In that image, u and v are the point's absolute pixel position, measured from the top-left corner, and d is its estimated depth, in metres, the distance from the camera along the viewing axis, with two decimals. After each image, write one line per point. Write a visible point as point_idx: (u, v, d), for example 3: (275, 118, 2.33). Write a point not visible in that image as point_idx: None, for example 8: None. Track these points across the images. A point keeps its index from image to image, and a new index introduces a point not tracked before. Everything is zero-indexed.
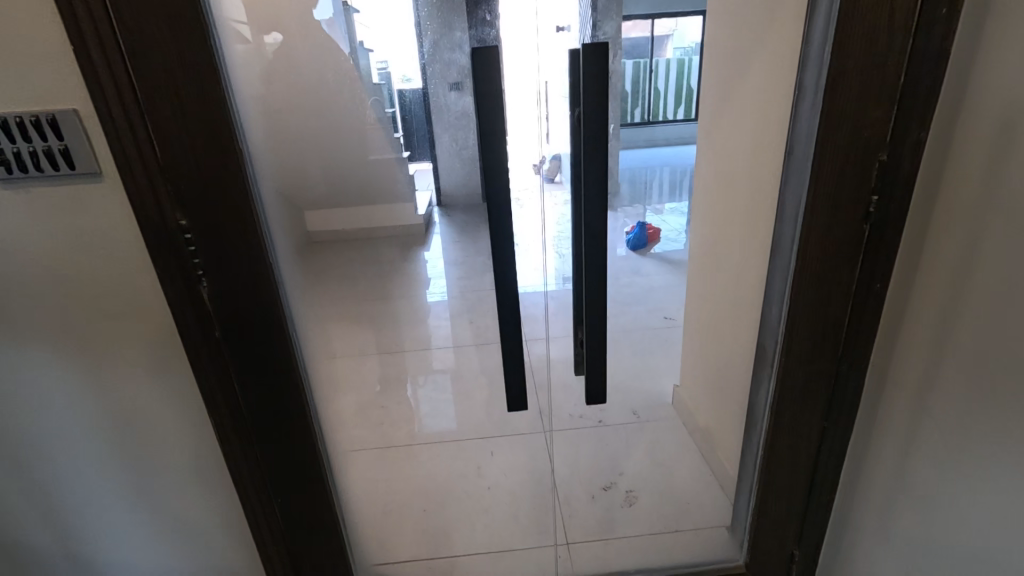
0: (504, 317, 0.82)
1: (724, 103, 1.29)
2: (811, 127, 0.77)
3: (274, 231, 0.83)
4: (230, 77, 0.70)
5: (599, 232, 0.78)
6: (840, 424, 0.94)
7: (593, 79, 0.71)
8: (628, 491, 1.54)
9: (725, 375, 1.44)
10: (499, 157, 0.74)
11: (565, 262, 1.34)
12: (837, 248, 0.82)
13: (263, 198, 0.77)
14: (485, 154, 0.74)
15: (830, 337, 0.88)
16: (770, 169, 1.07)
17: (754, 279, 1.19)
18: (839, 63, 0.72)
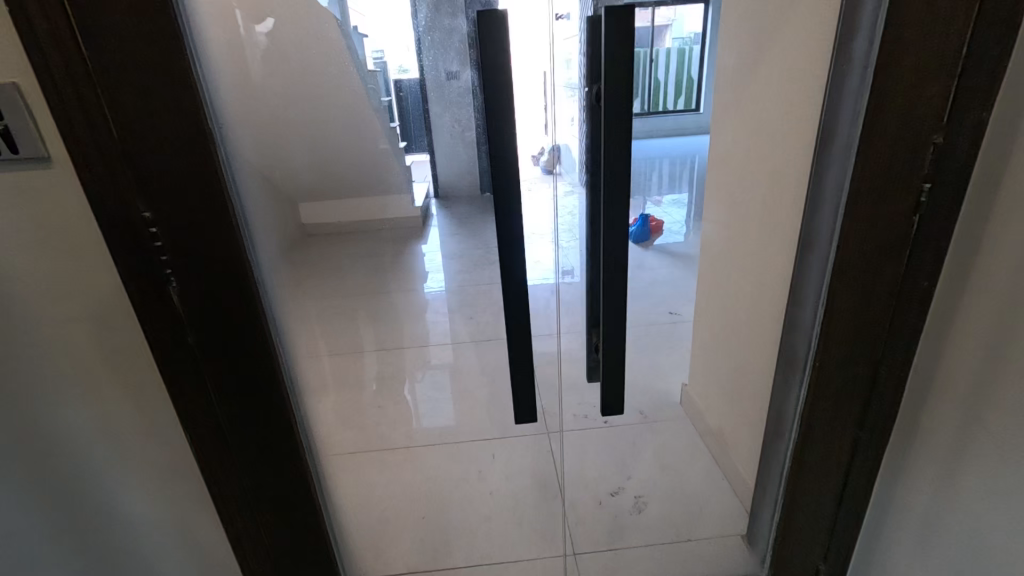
0: (509, 320, 0.73)
1: (743, 85, 1.20)
2: (857, 107, 0.69)
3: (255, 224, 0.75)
4: (199, 49, 0.62)
5: (619, 227, 0.69)
6: (875, 435, 0.86)
7: (613, 51, 0.62)
8: (637, 497, 1.46)
9: (739, 376, 1.37)
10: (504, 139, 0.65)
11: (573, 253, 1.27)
12: (881, 242, 0.74)
13: (239, 187, 0.69)
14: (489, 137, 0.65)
15: (868, 341, 0.80)
16: (798, 154, 0.98)
17: (774, 273, 1.12)
18: (891, 32, 0.63)
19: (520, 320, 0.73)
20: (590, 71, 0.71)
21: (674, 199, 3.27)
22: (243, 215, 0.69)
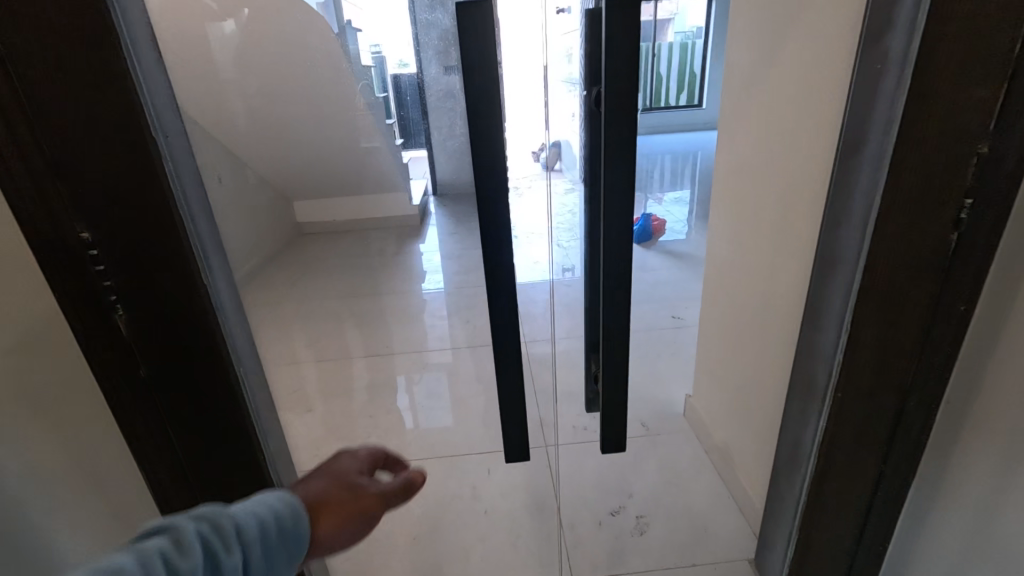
0: (500, 349, 0.65)
1: (753, 84, 1.11)
2: (891, 113, 0.61)
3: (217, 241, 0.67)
4: (143, 46, 0.53)
5: (623, 246, 0.62)
6: (900, 469, 0.79)
7: (615, 53, 0.54)
8: (639, 517, 1.39)
9: (745, 389, 1.30)
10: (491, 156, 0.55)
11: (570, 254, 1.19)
12: (913, 264, 0.66)
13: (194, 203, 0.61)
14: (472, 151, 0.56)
15: (895, 371, 0.73)
16: (817, 160, 0.90)
17: (786, 287, 1.05)
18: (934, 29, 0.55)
19: (510, 353, 0.65)
20: (588, 73, 0.63)
21: (676, 198, 3.20)
22: (198, 231, 0.61)
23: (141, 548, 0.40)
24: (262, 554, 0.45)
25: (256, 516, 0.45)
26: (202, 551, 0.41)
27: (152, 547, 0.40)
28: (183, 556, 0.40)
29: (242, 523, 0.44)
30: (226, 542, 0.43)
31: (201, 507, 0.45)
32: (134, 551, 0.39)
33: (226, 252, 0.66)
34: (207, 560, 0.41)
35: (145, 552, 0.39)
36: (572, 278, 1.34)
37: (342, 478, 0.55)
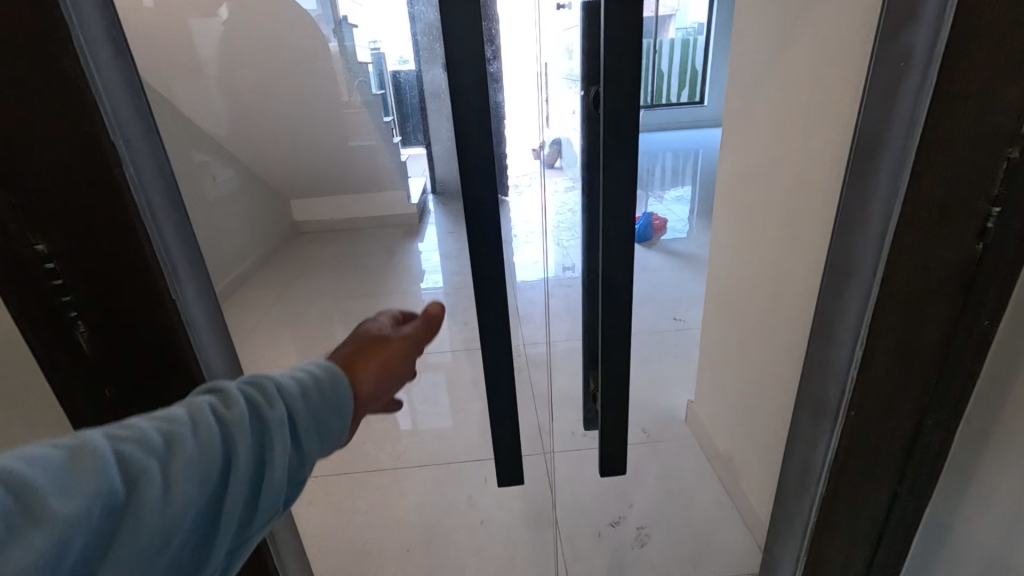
0: (492, 369, 0.61)
1: (761, 81, 1.07)
2: (912, 114, 0.56)
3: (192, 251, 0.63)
4: (101, 45, 0.49)
5: (625, 257, 0.58)
6: (916, 489, 0.75)
7: (615, 52, 0.49)
8: (640, 528, 1.35)
9: (750, 398, 1.26)
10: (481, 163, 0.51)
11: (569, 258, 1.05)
12: (934, 277, 0.62)
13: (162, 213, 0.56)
14: (457, 157, 0.52)
15: (911, 388, 0.69)
16: (829, 162, 0.86)
17: (794, 295, 1.01)
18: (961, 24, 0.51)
19: (502, 372, 0.61)
20: (587, 73, 0.59)
21: (678, 197, 3.15)
22: (167, 247, 0.56)
23: (193, 404, 0.43)
24: (306, 409, 0.47)
25: (295, 379, 0.48)
26: (247, 403, 0.44)
27: (201, 402, 0.43)
28: (229, 409, 0.43)
29: (283, 385, 0.47)
30: (269, 398, 0.45)
31: (247, 375, 0.48)
32: (187, 405, 0.43)
33: (200, 264, 0.62)
34: (253, 411, 0.44)
35: (194, 407, 0.43)
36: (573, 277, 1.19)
37: (362, 339, 0.58)
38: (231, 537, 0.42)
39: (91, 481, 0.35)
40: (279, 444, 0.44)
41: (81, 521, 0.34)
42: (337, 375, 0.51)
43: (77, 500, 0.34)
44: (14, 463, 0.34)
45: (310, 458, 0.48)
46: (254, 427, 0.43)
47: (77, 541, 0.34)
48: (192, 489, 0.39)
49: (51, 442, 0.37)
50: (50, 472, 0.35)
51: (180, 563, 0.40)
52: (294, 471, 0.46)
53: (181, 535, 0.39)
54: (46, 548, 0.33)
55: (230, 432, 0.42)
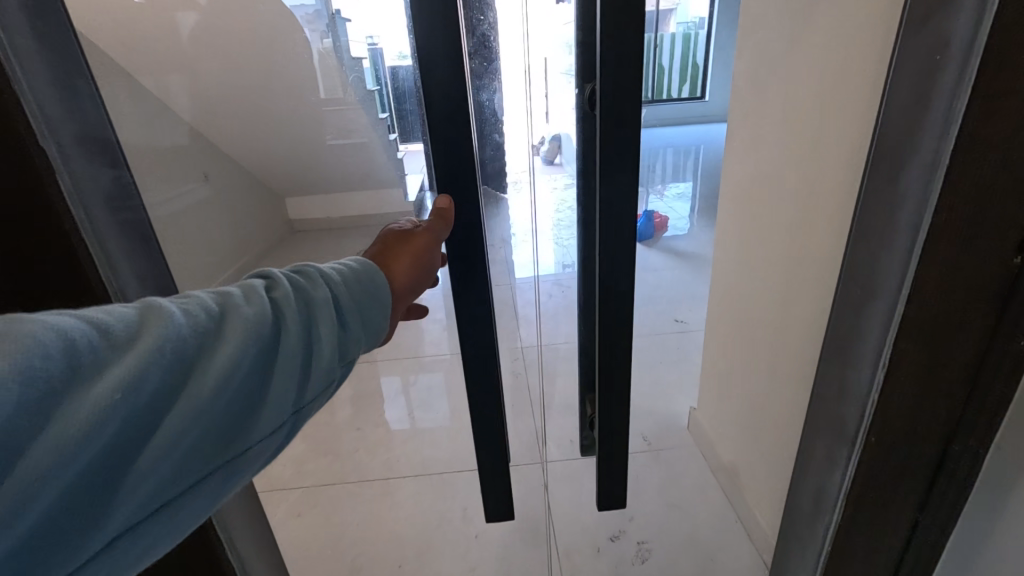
0: (476, 399, 0.55)
1: (768, 75, 1.00)
2: (947, 116, 0.50)
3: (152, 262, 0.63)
4: (33, 65, 0.48)
5: (624, 276, 0.52)
6: (938, 518, 0.70)
7: (617, 46, 0.43)
8: (640, 543, 1.29)
9: (756, 410, 1.21)
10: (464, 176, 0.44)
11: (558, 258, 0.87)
12: (964, 293, 0.57)
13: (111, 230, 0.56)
14: (436, 166, 0.46)
15: (936, 412, 0.63)
16: (844, 162, 0.80)
17: (805, 304, 0.95)
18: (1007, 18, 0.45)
19: (491, 403, 0.55)
20: (582, 68, 0.53)
21: (678, 192, 3.08)
22: (108, 256, 0.55)
23: (245, 285, 0.44)
24: (351, 295, 0.46)
25: (342, 266, 0.48)
26: (293, 285, 0.44)
27: (253, 283, 0.44)
28: (282, 284, 0.44)
29: (327, 272, 0.46)
30: (319, 277, 0.46)
31: (296, 266, 0.48)
32: (241, 286, 0.44)
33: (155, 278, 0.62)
34: (300, 292, 0.44)
35: (252, 282, 0.44)
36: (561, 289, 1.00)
37: (379, 239, 0.54)
38: (285, 409, 0.42)
39: (154, 331, 0.37)
40: (325, 322, 0.44)
41: (148, 362, 0.35)
42: (371, 265, 0.48)
43: (144, 345, 0.36)
44: (93, 314, 0.37)
45: (359, 346, 0.46)
46: (301, 305, 0.43)
47: (145, 384, 0.35)
48: (245, 353, 0.39)
49: (126, 304, 0.39)
50: (122, 324, 0.36)
51: (238, 428, 0.40)
52: (344, 355, 0.45)
53: (239, 393, 0.39)
54: (117, 385, 0.34)
55: (283, 301, 0.43)
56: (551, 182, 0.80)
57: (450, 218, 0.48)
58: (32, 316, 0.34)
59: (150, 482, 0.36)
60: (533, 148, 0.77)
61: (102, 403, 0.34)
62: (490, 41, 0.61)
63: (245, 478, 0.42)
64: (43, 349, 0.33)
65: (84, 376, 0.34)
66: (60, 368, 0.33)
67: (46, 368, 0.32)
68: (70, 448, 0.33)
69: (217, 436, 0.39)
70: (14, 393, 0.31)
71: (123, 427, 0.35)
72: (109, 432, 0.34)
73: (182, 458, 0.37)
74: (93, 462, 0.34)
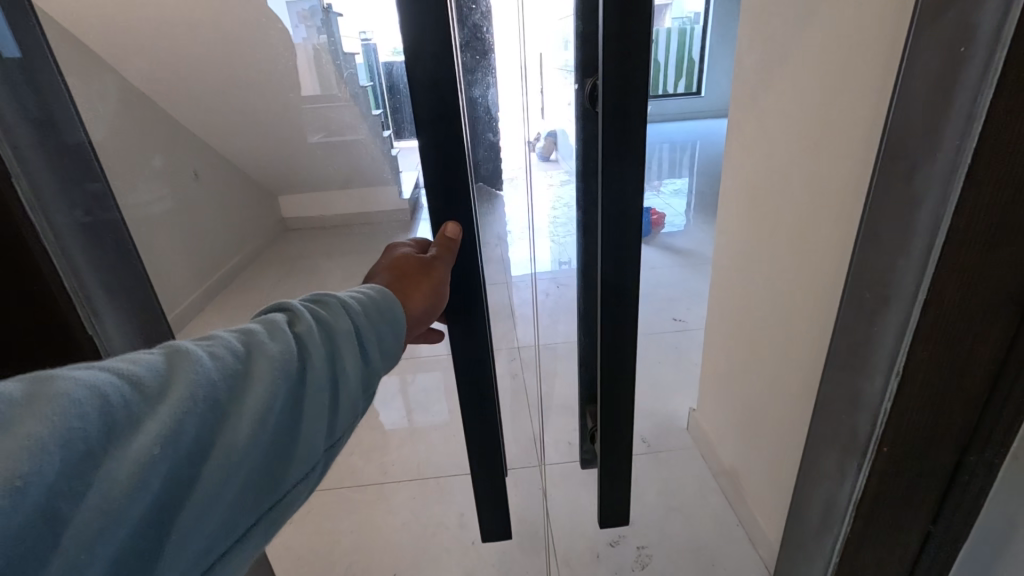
0: (472, 416, 0.52)
1: (772, 70, 0.97)
2: (972, 114, 0.47)
3: (113, 271, 0.63)
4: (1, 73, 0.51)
5: (626, 284, 0.49)
6: (952, 530, 0.68)
7: (622, 38, 0.40)
8: (641, 548, 1.27)
9: (758, 413, 1.18)
10: (455, 180, 0.41)
11: (557, 260, 0.84)
12: (986, 300, 0.54)
13: (71, 233, 0.57)
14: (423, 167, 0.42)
15: (952, 422, 0.61)
16: (854, 160, 0.77)
17: (810, 306, 0.92)
18: None
19: (488, 420, 0.52)
20: (582, 62, 0.50)
21: (675, 189, 3.06)
22: (69, 256, 0.56)
23: (263, 319, 0.41)
24: (371, 324, 0.43)
25: (358, 293, 0.45)
26: (315, 317, 0.41)
27: (272, 317, 0.41)
28: (303, 318, 0.41)
29: (344, 300, 0.43)
30: (338, 308, 0.43)
31: (309, 295, 0.45)
32: (259, 321, 0.40)
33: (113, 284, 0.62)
34: (322, 324, 0.41)
35: (269, 318, 0.40)
36: (560, 288, 0.96)
37: (395, 260, 0.50)
38: (319, 447, 0.39)
39: (185, 378, 0.34)
40: (350, 354, 0.41)
41: (182, 417, 0.32)
42: (387, 296, 0.45)
43: (177, 394, 0.33)
44: (115, 364, 0.33)
45: (378, 374, 0.44)
46: (326, 338, 0.40)
47: (182, 436, 0.32)
48: (276, 393, 0.36)
49: (146, 351, 0.35)
50: (150, 372, 0.33)
51: (275, 472, 0.37)
52: (368, 386, 0.43)
53: (273, 438, 0.37)
54: (155, 440, 0.31)
55: (307, 338, 0.40)
56: (548, 179, 0.76)
57: (455, 250, 0.44)
58: (51, 373, 0.31)
59: (198, 541, 0.33)
60: (530, 144, 0.74)
61: (139, 466, 0.30)
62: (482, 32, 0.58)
63: (282, 522, 0.39)
64: (75, 408, 0.29)
65: (119, 433, 0.30)
66: (93, 427, 0.30)
67: (81, 429, 0.29)
68: (113, 514, 0.29)
69: (257, 482, 0.36)
70: (50, 462, 0.28)
71: (165, 486, 0.32)
72: (148, 498, 0.31)
73: (221, 516, 0.34)
74: (137, 527, 0.31)
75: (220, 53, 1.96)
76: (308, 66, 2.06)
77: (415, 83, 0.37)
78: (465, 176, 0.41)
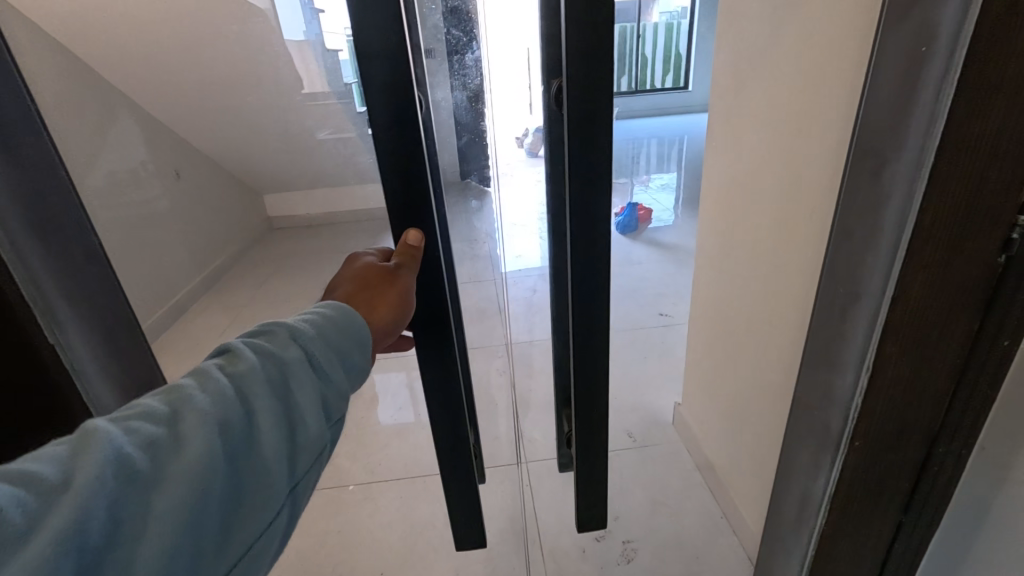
0: (441, 422, 0.51)
1: (749, 71, 0.98)
2: (934, 114, 0.48)
3: (84, 271, 0.63)
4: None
5: (595, 286, 0.49)
6: (921, 521, 0.69)
7: (586, 42, 0.40)
8: (626, 543, 1.27)
9: (740, 408, 1.19)
10: (416, 186, 0.41)
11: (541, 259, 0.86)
12: (949, 294, 0.55)
13: (25, 235, 0.57)
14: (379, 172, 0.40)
15: (920, 414, 0.62)
16: (825, 160, 0.78)
17: (789, 303, 0.93)
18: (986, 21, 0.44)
19: (461, 428, 0.52)
20: (548, 63, 0.50)
21: (663, 183, 3.06)
22: (27, 267, 0.58)
23: (196, 372, 0.40)
24: (325, 349, 0.43)
25: (307, 317, 0.45)
26: (254, 356, 0.41)
27: (204, 369, 0.40)
28: (238, 362, 0.40)
29: (293, 328, 0.43)
30: (283, 341, 0.42)
31: (256, 327, 0.44)
32: (192, 374, 0.40)
33: (75, 285, 0.62)
34: (263, 361, 0.41)
35: (202, 370, 0.40)
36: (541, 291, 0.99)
37: (360, 271, 0.50)
38: (280, 488, 0.39)
39: (96, 458, 0.33)
40: (300, 385, 0.41)
41: (96, 497, 0.32)
42: (347, 311, 0.46)
43: (86, 478, 0.32)
44: (28, 459, 0.33)
45: (342, 398, 0.44)
46: (268, 375, 0.40)
47: (99, 515, 0.32)
48: (210, 447, 0.36)
49: (61, 439, 0.35)
50: (56, 463, 0.33)
51: (230, 526, 0.36)
52: (329, 411, 0.43)
53: (219, 492, 0.36)
54: (64, 526, 0.30)
55: (243, 383, 0.39)
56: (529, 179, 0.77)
57: (417, 258, 0.43)
58: None
59: None
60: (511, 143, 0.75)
61: (49, 560, 0.29)
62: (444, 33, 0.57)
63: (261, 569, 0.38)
64: None
65: (30, 523, 0.30)
66: None
67: None
68: None
69: (211, 539, 0.35)
70: None
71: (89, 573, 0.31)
72: None
73: None
74: None
75: (192, 56, 1.92)
76: (306, 68, 2.02)
77: (370, 86, 0.37)
78: (426, 182, 0.41)
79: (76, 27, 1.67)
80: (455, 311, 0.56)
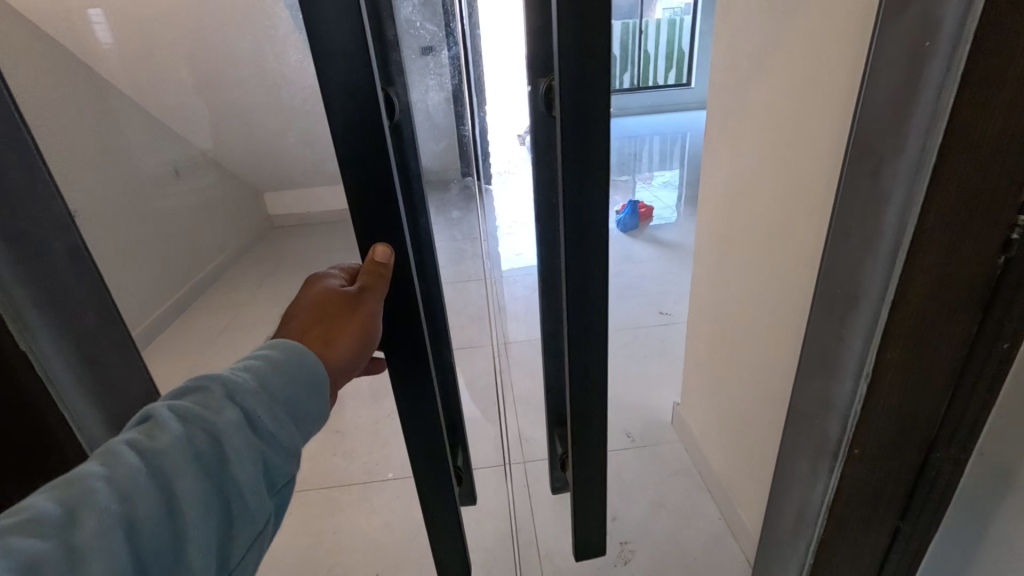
0: (422, 433, 0.52)
1: (748, 68, 0.96)
2: (934, 113, 0.46)
3: (61, 271, 0.63)
4: None
5: (586, 290, 0.48)
6: (920, 525, 0.68)
7: (574, 39, 0.38)
8: (624, 544, 1.27)
9: (740, 410, 1.17)
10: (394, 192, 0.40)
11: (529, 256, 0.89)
12: (948, 298, 0.54)
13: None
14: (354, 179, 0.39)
15: (919, 418, 0.61)
16: (823, 158, 0.77)
17: (787, 303, 0.91)
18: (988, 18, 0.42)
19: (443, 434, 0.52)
20: (536, 62, 0.48)
21: (665, 181, 3.06)
22: None
23: (109, 452, 0.38)
24: (266, 413, 0.42)
25: (243, 375, 0.43)
26: (179, 430, 0.39)
27: (118, 448, 0.38)
28: (160, 439, 0.38)
29: (228, 388, 0.42)
30: (216, 407, 0.41)
31: (183, 387, 0.43)
32: (103, 454, 0.38)
33: (49, 288, 0.62)
34: (189, 436, 0.39)
35: (114, 451, 0.38)
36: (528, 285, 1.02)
37: (319, 299, 0.50)
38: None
39: None
40: (234, 461, 0.39)
41: None
42: (298, 350, 0.46)
43: None
44: None
45: (283, 463, 0.43)
46: (195, 451, 0.39)
47: None
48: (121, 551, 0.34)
49: None
50: None
51: None
52: (271, 479, 0.42)
53: None
54: None
55: (164, 467, 0.37)
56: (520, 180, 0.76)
57: (385, 278, 0.43)
58: None
59: None
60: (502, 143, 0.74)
61: None
62: (418, 28, 0.56)
63: None
64: None
65: None
66: None
67: None
68: None
69: None
70: None
71: None
72: None
73: None
74: None
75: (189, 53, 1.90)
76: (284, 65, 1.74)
77: (349, 89, 0.36)
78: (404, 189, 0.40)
79: (75, 28, 1.67)
80: (437, 320, 0.55)
